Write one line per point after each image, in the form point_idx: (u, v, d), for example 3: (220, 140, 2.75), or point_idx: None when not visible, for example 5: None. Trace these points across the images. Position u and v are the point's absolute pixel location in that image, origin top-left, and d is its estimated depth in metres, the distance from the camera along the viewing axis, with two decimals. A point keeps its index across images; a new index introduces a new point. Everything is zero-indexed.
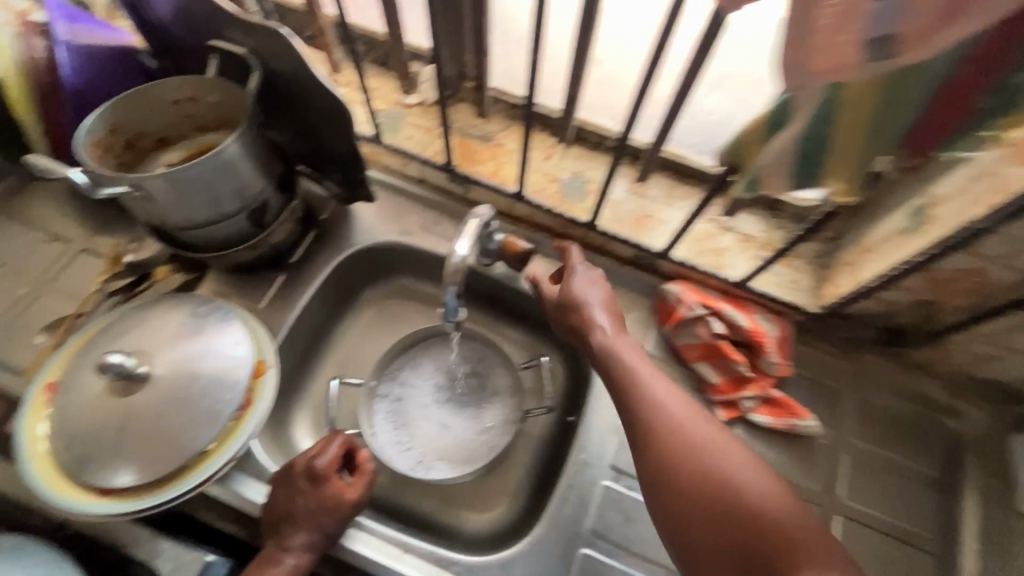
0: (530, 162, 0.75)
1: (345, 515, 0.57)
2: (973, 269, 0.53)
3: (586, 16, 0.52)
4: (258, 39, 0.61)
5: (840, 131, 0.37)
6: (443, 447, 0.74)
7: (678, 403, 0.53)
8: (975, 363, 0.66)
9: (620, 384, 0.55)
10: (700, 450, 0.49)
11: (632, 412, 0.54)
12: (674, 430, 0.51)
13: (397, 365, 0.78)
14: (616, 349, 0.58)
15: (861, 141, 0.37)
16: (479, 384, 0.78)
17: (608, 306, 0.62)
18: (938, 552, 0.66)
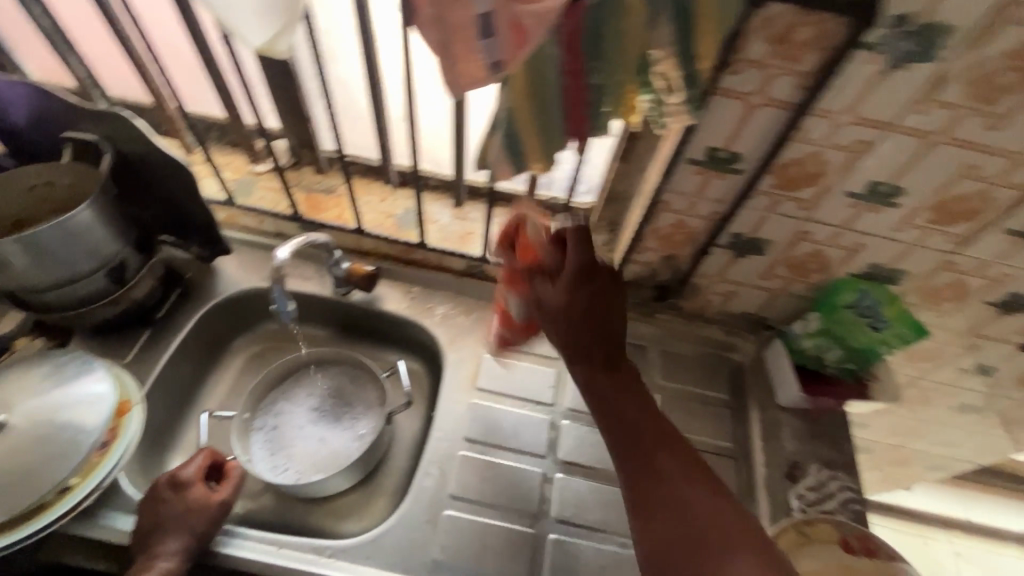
0: (368, 205, 0.90)
1: (216, 514, 0.65)
2: (679, 221, 0.74)
3: (370, 81, 0.69)
4: (109, 124, 0.73)
5: (526, 130, 0.53)
6: (320, 460, 0.82)
7: (682, 477, 0.54)
8: (727, 300, 0.86)
9: (625, 446, 0.58)
10: (704, 528, 0.50)
11: (636, 477, 0.56)
12: (671, 497, 0.53)
13: (270, 398, 0.86)
14: (619, 405, 0.61)
15: (543, 132, 0.53)
16: (350, 400, 0.87)
17: (591, 327, 0.62)
18: (735, 453, 0.82)
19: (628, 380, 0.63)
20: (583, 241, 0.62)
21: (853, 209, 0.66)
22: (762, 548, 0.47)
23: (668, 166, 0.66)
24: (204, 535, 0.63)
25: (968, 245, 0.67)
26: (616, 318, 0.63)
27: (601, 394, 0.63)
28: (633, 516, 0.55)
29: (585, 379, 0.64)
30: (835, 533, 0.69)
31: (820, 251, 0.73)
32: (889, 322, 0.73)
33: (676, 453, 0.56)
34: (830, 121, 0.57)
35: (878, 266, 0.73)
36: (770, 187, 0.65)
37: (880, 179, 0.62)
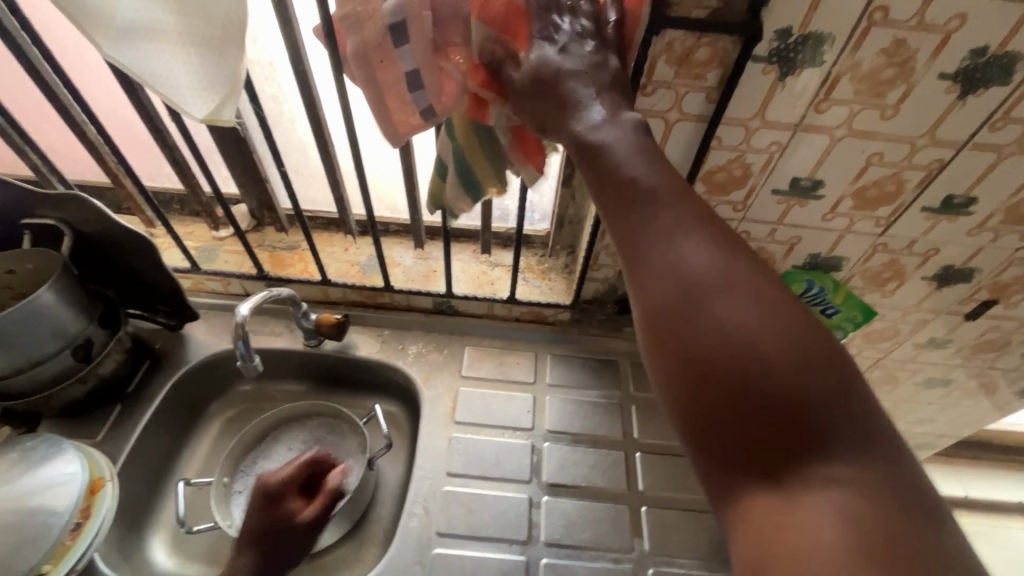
0: (332, 256, 0.92)
1: (298, 530, 0.68)
2: None
3: (319, 138, 0.73)
4: (66, 205, 0.74)
5: (474, 158, 0.59)
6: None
7: (685, 235, 0.40)
8: None
9: (623, 203, 0.42)
10: (702, 286, 0.38)
11: (627, 230, 0.42)
12: (663, 252, 0.40)
13: (249, 460, 0.85)
14: (618, 159, 0.43)
15: (490, 158, 0.59)
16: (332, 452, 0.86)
17: (587, 84, 0.46)
18: None
19: (629, 132, 0.45)
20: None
21: (782, 205, 0.70)
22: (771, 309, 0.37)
23: None
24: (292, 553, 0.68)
25: (894, 226, 0.72)
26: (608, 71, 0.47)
27: (600, 143, 0.44)
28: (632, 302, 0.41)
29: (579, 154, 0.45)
30: None
31: (761, 247, 0.77)
32: (838, 308, 0.81)
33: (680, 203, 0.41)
34: (744, 128, 0.62)
35: (817, 256, 0.77)
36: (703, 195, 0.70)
37: (801, 175, 0.66)
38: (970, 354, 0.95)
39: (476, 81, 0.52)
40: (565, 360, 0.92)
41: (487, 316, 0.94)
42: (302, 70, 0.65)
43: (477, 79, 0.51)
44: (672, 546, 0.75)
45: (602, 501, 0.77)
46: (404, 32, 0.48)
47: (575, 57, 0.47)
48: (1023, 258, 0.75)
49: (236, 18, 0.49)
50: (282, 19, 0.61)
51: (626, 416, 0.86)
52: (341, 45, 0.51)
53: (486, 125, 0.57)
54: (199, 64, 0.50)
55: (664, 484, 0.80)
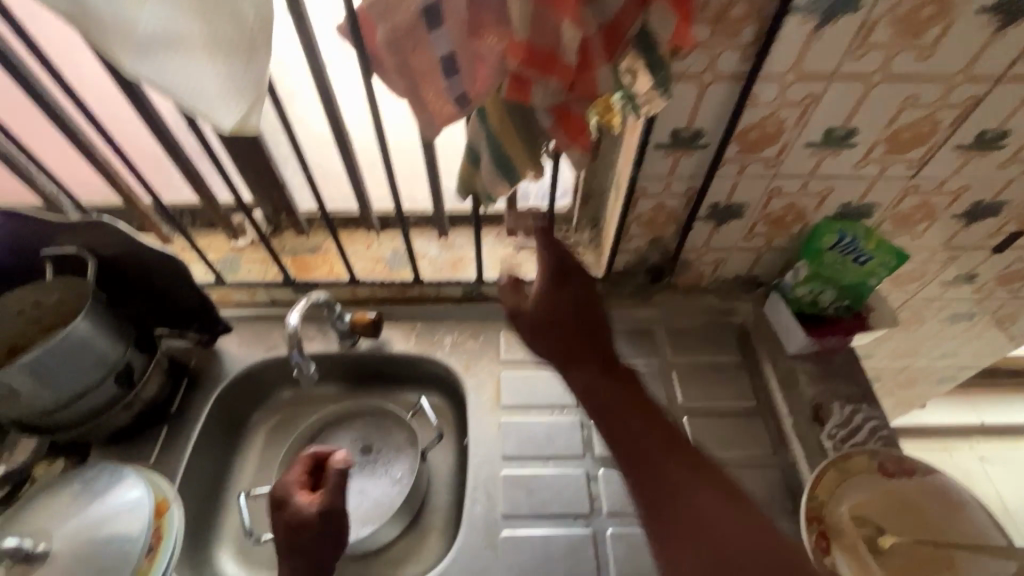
0: (356, 255, 0.91)
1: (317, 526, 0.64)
2: (658, 205, 0.77)
3: (338, 136, 0.71)
4: (88, 232, 0.72)
5: (507, 147, 0.58)
6: (366, 511, 0.82)
7: (688, 475, 0.53)
8: (717, 266, 0.89)
9: (633, 441, 0.56)
10: (712, 520, 0.50)
11: (641, 470, 0.54)
12: (676, 491, 0.52)
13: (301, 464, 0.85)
14: (633, 432, 0.57)
15: (524, 144, 0.58)
16: (379, 448, 0.86)
17: (581, 338, 0.66)
18: (761, 410, 0.85)
19: (632, 402, 0.60)
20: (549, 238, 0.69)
21: (815, 157, 0.70)
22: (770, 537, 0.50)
23: (638, 157, 0.69)
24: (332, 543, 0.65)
25: (926, 168, 0.72)
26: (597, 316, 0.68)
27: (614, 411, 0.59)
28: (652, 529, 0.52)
29: (585, 389, 0.62)
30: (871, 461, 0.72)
31: (792, 202, 0.77)
32: (871, 254, 0.77)
33: (685, 451, 0.55)
34: (779, 83, 0.61)
35: (849, 204, 0.77)
36: (736, 155, 0.69)
37: (835, 126, 0.66)
38: (994, 287, 0.96)
39: (518, 60, 0.47)
40: None
41: None
42: (318, 69, 0.63)
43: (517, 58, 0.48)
44: None
45: None
46: (438, 15, 0.47)
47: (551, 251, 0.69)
48: None
49: (262, 19, 0.47)
50: (296, 17, 0.58)
51: (668, 383, 0.87)
52: (371, 36, 0.49)
53: (520, 109, 0.56)
54: (228, 72, 0.48)
55: (714, 445, 0.81)
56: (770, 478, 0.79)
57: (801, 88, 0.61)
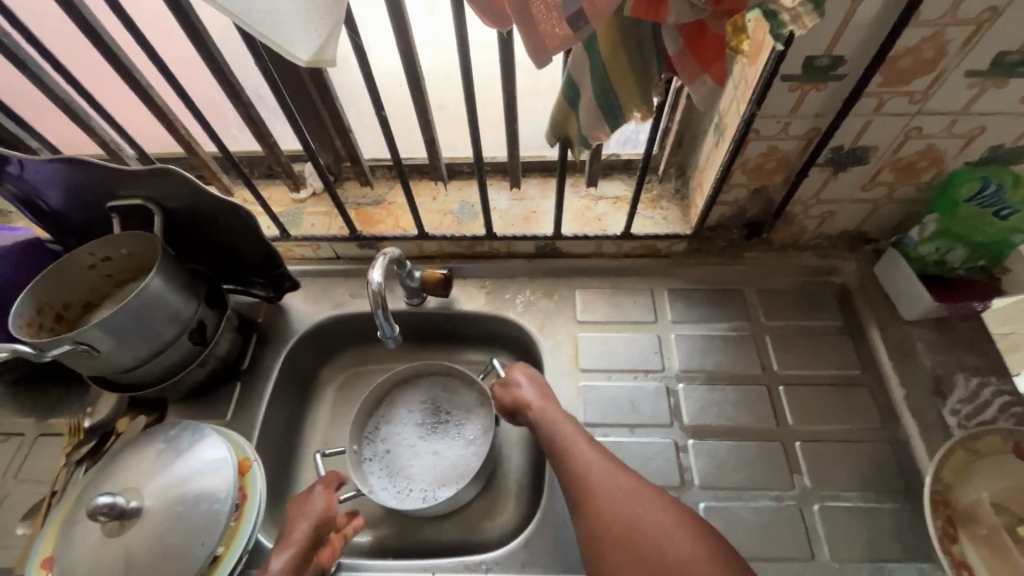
0: (422, 207, 0.85)
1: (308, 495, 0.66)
2: (771, 149, 0.67)
3: (411, 74, 0.64)
4: (152, 183, 0.68)
5: (619, 77, 0.49)
6: (442, 473, 0.80)
7: (601, 467, 0.61)
8: (824, 220, 0.79)
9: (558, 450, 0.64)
10: (623, 502, 0.58)
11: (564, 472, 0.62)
12: (592, 482, 0.60)
13: (371, 425, 0.83)
14: (576, 463, 0.62)
15: (638, 75, 0.49)
16: (450, 409, 0.84)
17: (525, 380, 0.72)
18: (867, 380, 0.77)
19: (573, 433, 0.65)
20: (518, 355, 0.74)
21: (975, 90, 0.59)
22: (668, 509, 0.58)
23: (758, 91, 0.59)
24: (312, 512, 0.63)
25: None
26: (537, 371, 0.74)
27: (559, 443, 0.64)
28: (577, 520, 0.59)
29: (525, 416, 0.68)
30: (1005, 442, 0.64)
31: (930, 146, 0.66)
32: (1017, 209, 0.66)
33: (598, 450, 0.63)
34: None
35: (999, 148, 0.66)
36: (877, 88, 0.58)
37: (1008, 49, 0.54)
38: None
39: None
40: (685, 294, 0.85)
41: (595, 255, 0.87)
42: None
43: None
44: (837, 481, 0.71)
45: (751, 439, 0.73)
46: None
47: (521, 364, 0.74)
48: None
49: None
50: None
51: (762, 349, 0.80)
52: None
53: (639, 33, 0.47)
54: None
55: (813, 416, 0.75)
56: (877, 455, 0.72)
57: (980, 1, 0.50)
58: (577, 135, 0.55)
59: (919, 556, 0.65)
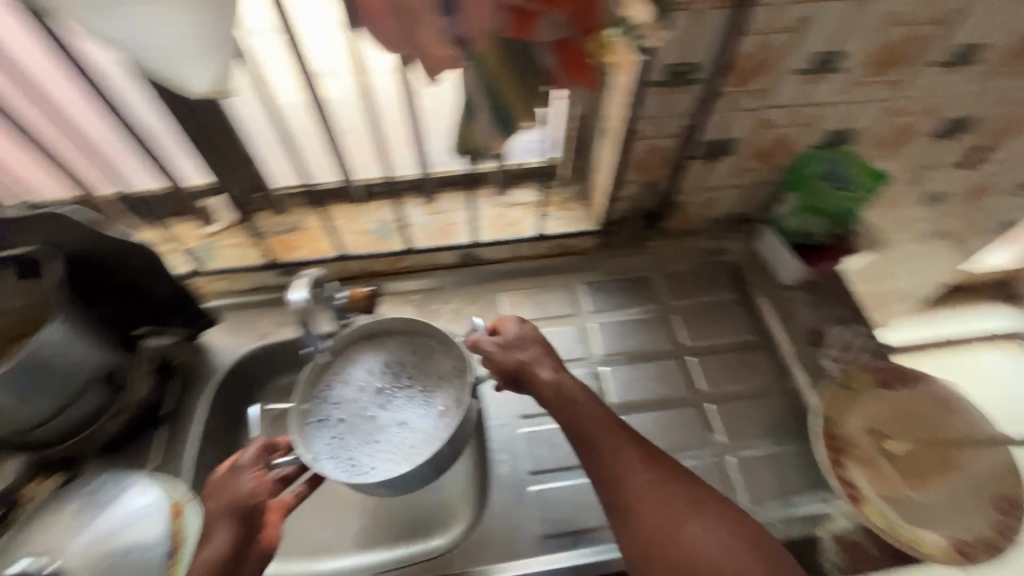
0: (341, 229, 0.87)
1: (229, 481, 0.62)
2: (653, 147, 0.76)
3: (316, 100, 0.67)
4: (41, 226, 0.64)
5: (509, 90, 0.55)
6: (411, 442, 0.70)
7: (648, 473, 0.61)
8: (708, 206, 0.90)
9: (599, 451, 0.63)
10: (672, 510, 0.59)
11: (605, 474, 0.62)
12: (638, 487, 0.60)
13: (323, 384, 0.75)
14: (620, 467, 0.62)
15: (526, 88, 0.55)
16: (421, 372, 0.75)
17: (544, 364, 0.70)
18: (760, 342, 0.87)
19: (615, 434, 0.64)
20: (527, 331, 0.73)
21: (804, 85, 0.70)
22: (716, 514, 0.59)
23: (633, 96, 0.67)
24: (240, 494, 0.61)
25: (905, 87, 0.73)
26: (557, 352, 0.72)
27: (597, 446, 0.63)
28: (618, 522, 0.60)
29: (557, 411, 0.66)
30: (873, 376, 0.75)
31: (780, 134, 0.78)
32: (854, 181, 0.80)
33: (643, 451, 0.63)
34: (772, 7, 0.60)
35: (834, 131, 0.79)
36: (730, 87, 0.68)
37: (823, 49, 0.66)
38: (961, 205, 1.02)
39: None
40: (599, 286, 0.93)
41: (514, 258, 0.92)
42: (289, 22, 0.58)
43: None
44: (747, 432, 0.79)
45: (671, 408, 0.82)
46: None
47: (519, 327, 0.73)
48: (1017, 98, 0.78)
49: None
50: None
51: (672, 326, 0.89)
52: None
53: (520, 49, 0.52)
54: (198, 25, 0.43)
55: (720, 379, 0.84)
56: (777, 406, 0.82)
57: (792, 13, 0.61)
58: (481, 146, 0.61)
59: (820, 485, 0.75)
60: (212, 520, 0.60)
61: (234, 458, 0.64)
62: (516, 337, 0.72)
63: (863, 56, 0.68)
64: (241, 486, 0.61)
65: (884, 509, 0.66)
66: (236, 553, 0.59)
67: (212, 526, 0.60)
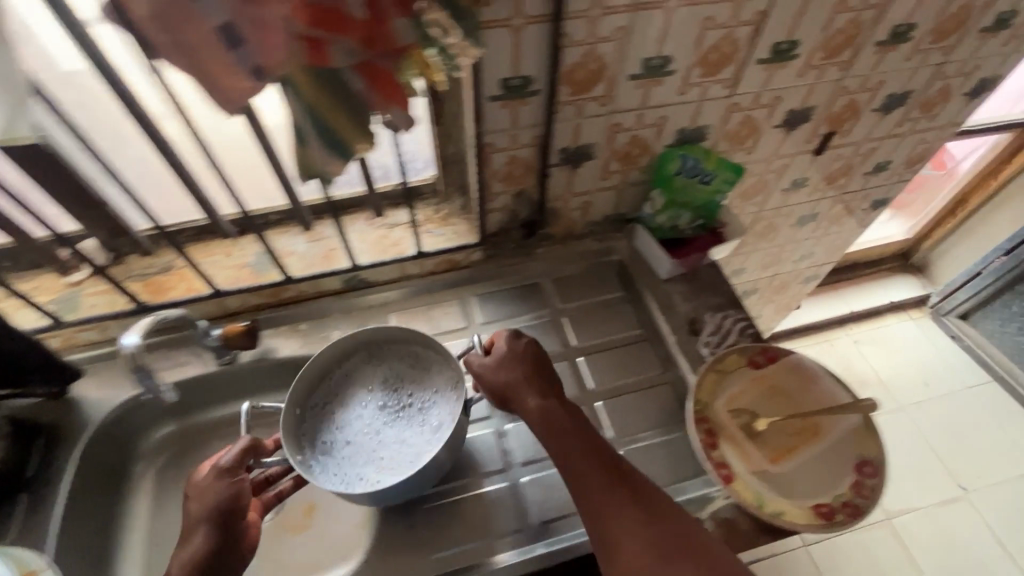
0: (216, 266, 0.85)
1: (213, 483, 0.68)
2: (512, 158, 0.78)
3: (153, 138, 0.65)
4: None
5: (329, 115, 0.55)
6: (403, 453, 0.75)
7: (633, 507, 0.63)
8: (584, 210, 0.93)
9: (586, 482, 0.65)
10: (655, 546, 0.60)
11: (591, 504, 0.64)
12: (623, 521, 0.62)
13: (322, 399, 0.80)
14: (606, 501, 0.63)
15: (347, 114, 0.55)
16: (417, 385, 0.80)
17: (535, 388, 0.72)
18: (646, 336, 0.90)
19: (605, 469, 0.65)
20: (521, 353, 0.75)
21: (641, 89, 0.74)
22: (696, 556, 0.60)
23: (475, 110, 0.69)
24: (220, 497, 0.67)
25: (738, 85, 0.78)
26: (552, 376, 0.75)
27: (585, 480, 0.65)
28: (598, 550, 0.62)
29: (545, 436, 0.69)
30: (742, 356, 0.78)
31: (633, 136, 0.81)
32: (713, 174, 0.84)
33: (631, 484, 0.65)
34: (586, 20, 0.62)
35: (684, 129, 0.83)
36: (569, 96, 0.71)
37: (650, 55, 0.70)
38: (825, 187, 1.09)
39: (305, 22, 0.45)
40: (490, 296, 0.94)
41: (402, 278, 0.92)
42: (101, 63, 0.57)
43: (306, 19, 0.45)
44: (634, 425, 0.82)
45: None
46: None
47: (512, 347, 0.76)
48: (845, 87, 0.85)
49: None
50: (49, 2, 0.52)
51: (562, 329, 0.91)
52: (129, 13, 0.44)
53: (328, 74, 0.53)
54: None
55: (608, 376, 0.86)
56: (663, 396, 0.85)
57: (607, 24, 0.64)
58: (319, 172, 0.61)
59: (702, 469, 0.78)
60: (193, 522, 0.65)
61: (216, 461, 0.70)
62: (505, 356, 0.75)
63: (690, 58, 0.72)
64: (220, 488, 0.67)
65: (754, 484, 0.68)
66: (211, 554, 0.64)
67: (192, 526, 0.66)
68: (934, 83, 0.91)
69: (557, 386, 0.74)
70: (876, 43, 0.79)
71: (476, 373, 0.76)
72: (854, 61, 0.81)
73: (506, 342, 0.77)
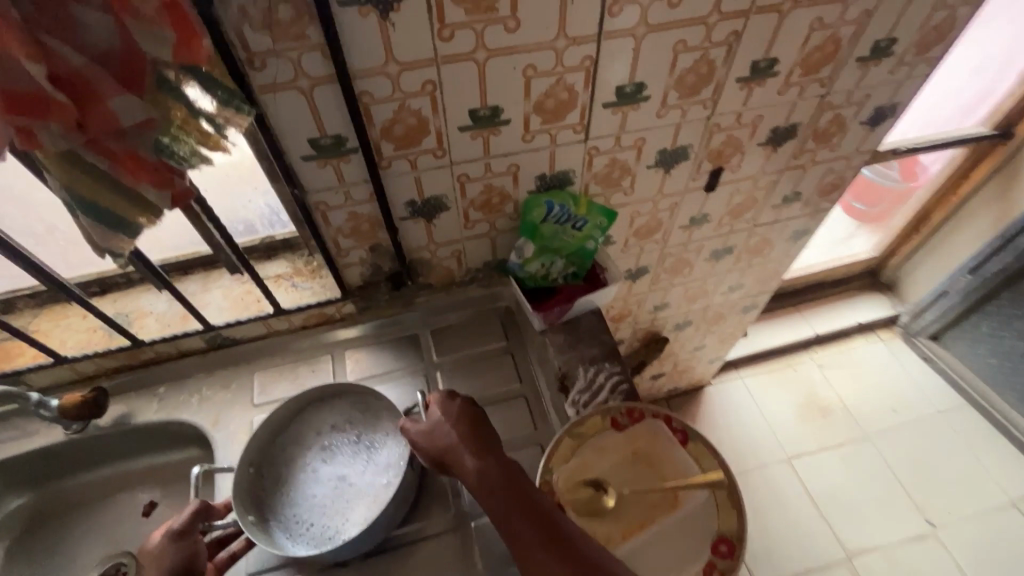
0: (70, 329, 0.83)
1: (168, 550, 0.64)
2: (353, 214, 0.74)
3: None
4: None
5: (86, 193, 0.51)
6: (353, 503, 0.74)
7: None
8: (459, 258, 0.88)
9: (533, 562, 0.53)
10: None
11: None
12: None
13: (276, 453, 0.77)
14: None
15: (107, 191, 0.51)
16: (368, 433, 0.78)
17: (473, 449, 0.62)
18: (523, 391, 0.85)
19: (553, 546, 0.53)
20: (456, 413, 0.67)
21: (478, 140, 0.70)
22: None
23: (291, 172, 0.66)
24: (174, 563, 0.63)
25: (591, 129, 0.74)
26: (494, 435, 0.65)
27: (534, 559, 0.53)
28: None
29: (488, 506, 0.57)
30: (605, 419, 0.72)
31: (488, 186, 0.77)
32: (585, 219, 0.80)
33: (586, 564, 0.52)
34: (385, 76, 0.59)
35: (544, 175, 0.78)
36: (396, 151, 0.67)
37: (476, 107, 0.66)
38: (732, 221, 1.03)
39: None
40: (365, 350, 0.90)
41: (271, 333, 0.88)
42: None
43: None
44: None
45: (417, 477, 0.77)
46: None
47: (444, 408, 0.68)
48: (718, 124, 0.80)
49: None
50: None
51: (435, 385, 0.85)
52: None
53: (63, 156, 0.48)
54: None
55: None
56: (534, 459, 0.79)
57: (412, 79, 0.60)
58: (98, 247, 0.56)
59: None
60: None
61: (170, 524, 0.66)
62: (440, 420, 0.67)
63: (522, 107, 0.68)
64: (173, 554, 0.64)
65: None
66: None
67: None
68: (823, 114, 0.85)
69: (500, 445, 0.64)
70: (738, 79, 0.74)
71: (415, 441, 0.68)
72: (718, 99, 0.76)
73: (440, 403, 0.68)
